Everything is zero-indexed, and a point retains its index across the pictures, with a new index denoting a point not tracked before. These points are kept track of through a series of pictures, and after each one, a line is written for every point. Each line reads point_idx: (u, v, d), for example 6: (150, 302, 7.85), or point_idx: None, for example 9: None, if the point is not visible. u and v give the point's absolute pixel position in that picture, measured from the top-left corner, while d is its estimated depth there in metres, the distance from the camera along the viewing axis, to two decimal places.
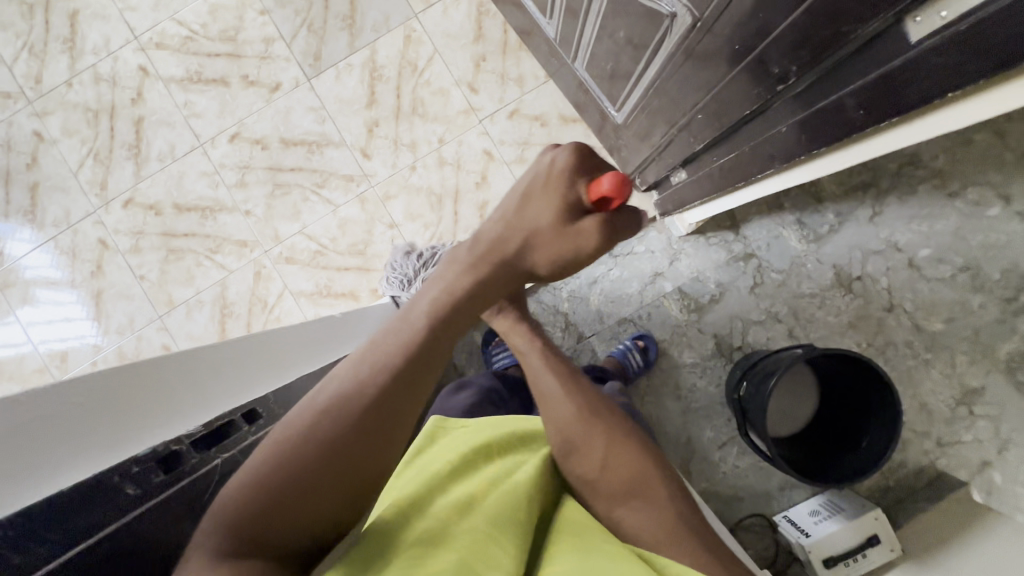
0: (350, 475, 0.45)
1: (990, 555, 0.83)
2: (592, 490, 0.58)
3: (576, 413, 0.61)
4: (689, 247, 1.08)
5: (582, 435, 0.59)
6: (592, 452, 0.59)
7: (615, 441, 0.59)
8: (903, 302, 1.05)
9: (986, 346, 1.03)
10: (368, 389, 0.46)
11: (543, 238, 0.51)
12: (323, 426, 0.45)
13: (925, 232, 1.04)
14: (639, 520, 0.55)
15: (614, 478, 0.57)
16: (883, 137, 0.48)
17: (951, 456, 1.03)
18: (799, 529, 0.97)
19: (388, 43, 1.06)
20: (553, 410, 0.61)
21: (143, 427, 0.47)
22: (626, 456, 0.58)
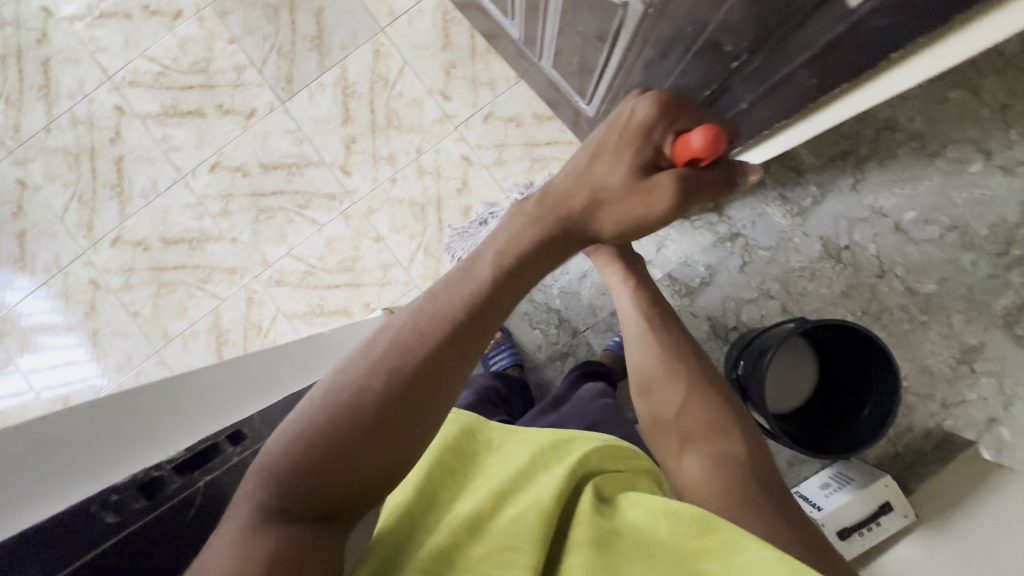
0: (404, 436, 0.41)
1: (1005, 515, 0.83)
2: (665, 433, 0.57)
3: (657, 359, 0.60)
4: (675, 232, 1.08)
5: (661, 374, 0.60)
6: (668, 395, 0.58)
7: (694, 388, 0.58)
8: (894, 266, 1.05)
9: (981, 303, 1.03)
10: (432, 337, 0.42)
11: (614, 193, 0.49)
12: (380, 378, 0.41)
13: (909, 195, 1.04)
14: (706, 463, 0.53)
15: (687, 427, 0.56)
16: (857, 93, 0.50)
17: (958, 417, 1.03)
18: (811, 503, 0.97)
19: (358, 59, 1.07)
20: (633, 351, 0.63)
21: (126, 453, 0.45)
22: (704, 406, 0.57)
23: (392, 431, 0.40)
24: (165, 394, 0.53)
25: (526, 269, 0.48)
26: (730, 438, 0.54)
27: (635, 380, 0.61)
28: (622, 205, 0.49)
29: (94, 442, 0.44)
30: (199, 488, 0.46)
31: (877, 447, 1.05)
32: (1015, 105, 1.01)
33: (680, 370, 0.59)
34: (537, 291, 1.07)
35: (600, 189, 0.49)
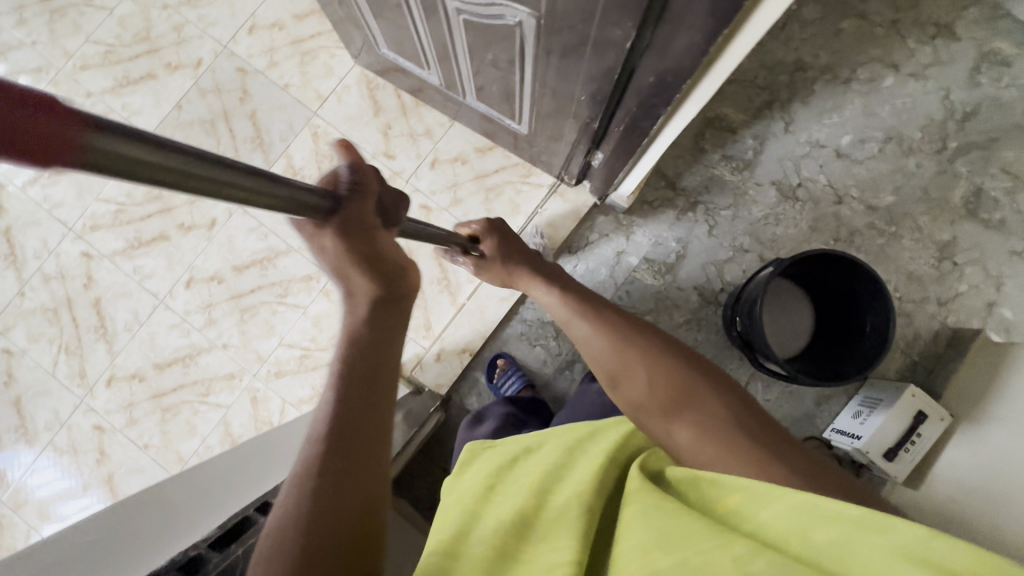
0: (349, 536, 0.39)
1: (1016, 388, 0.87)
2: (646, 415, 0.56)
3: (609, 340, 0.64)
4: (638, 217, 1.11)
5: (621, 360, 0.62)
6: (633, 370, 0.60)
7: (652, 355, 0.61)
8: (849, 190, 1.09)
9: (939, 200, 1.08)
10: (336, 452, 0.42)
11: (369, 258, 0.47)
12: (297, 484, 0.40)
13: (839, 121, 1.10)
14: (697, 426, 0.53)
15: (663, 399, 0.56)
16: (746, 35, 0.55)
17: (958, 310, 1.06)
18: (850, 435, 0.97)
19: (300, 146, 1.12)
20: (590, 347, 0.66)
21: (158, 538, 0.47)
22: (670, 372, 0.59)
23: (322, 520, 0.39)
24: (195, 486, 0.57)
25: (379, 361, 0.48)
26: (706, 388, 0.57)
27: (600, 373, 0.63)
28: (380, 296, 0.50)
29: (127, 536, 0.48)
30: (237, 556, 0.44)
31: (895, 362, 1.06)
32: (903, 17, 1.10)
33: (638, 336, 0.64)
34: (526, 309, 1.08)
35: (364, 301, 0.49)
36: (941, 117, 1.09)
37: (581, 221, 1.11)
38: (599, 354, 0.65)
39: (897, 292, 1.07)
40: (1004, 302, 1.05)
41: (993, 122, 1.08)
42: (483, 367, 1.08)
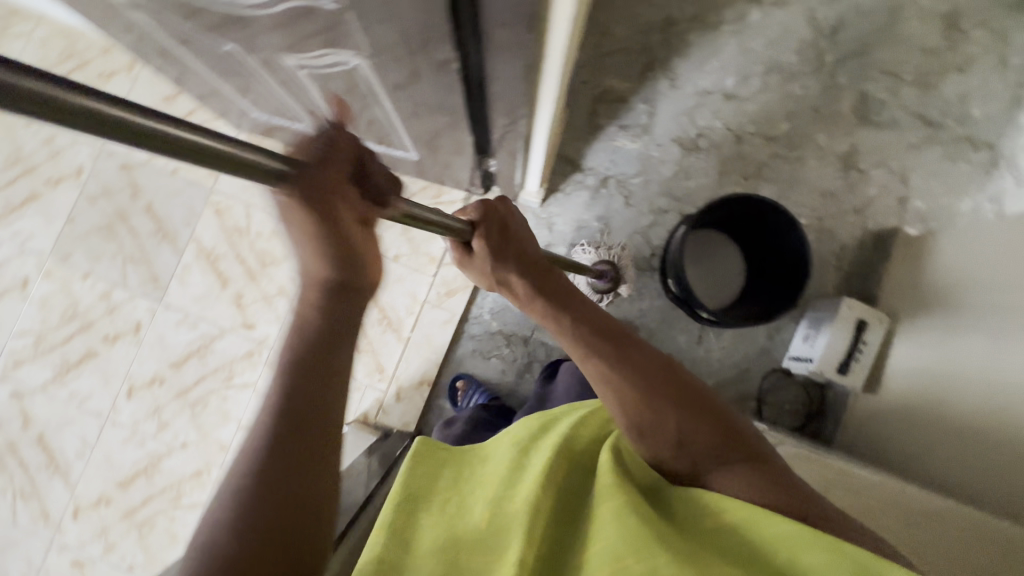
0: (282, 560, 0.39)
1: (948, 281, 0.93)
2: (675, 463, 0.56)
3: (641, 391, 0.56)
4: (554, 207, 1.12)
5: (653, 414, 0.55)
6: (660, 420, 0.55)
7: (685, 404, 0.55)
8: (746, 128, 1.12)
9: (830, 115, 1.12)
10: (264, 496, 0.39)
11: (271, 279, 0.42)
12: (218, 535, 0.37)
13: (720, 65, 1.13)
14: (733, 482, 0.52)
15: (697, 453, 0.55)
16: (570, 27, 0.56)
17: (874, 213, 1.10)
18: (804, 359, 1.01)
19: (206, 226, 1.10)
20: (614, 397, 0.56)
21: None
22: (704, 423, 0.55)
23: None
24: None
25: (314, 365, 0.43)
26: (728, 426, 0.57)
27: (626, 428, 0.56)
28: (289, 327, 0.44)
29: None
30: None
31: (831, 278, 1.09)
32: None
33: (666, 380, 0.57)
34: (472, 325, 1.08)
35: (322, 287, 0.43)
36: (812, 36, 1.12)
37: None
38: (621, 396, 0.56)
39: (815, 212, 1.10)
40: (914, 194, 1.10)
41: (860, 29, 1.12)
42: (445, 392, 1.07)
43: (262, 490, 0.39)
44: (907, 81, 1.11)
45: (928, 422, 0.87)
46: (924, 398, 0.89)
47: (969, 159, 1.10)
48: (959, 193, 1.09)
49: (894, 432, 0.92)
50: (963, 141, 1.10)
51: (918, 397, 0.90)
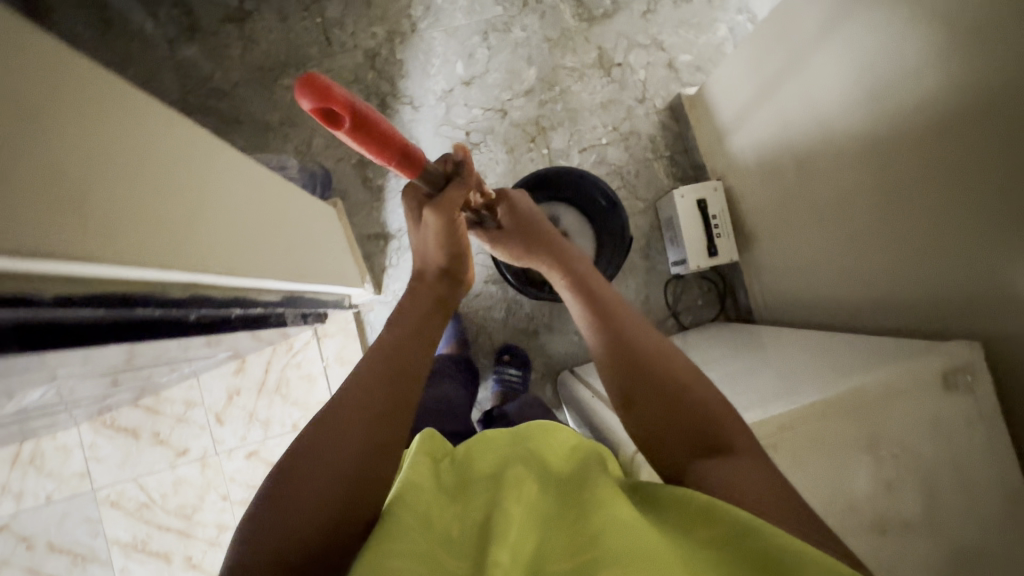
0: (341, 492, 0.38)
1: (735, 120, 0.94)
2: (671, 440, 0.47)
3: (653, 349, 0.53)
4: (394, 283, 1.07)
5: (659, 374, 0.51)
6: (651, 383, 0.51)
7: (689, 379, 0.50)
8: (503, 96, 1.09)
9: (563, 34, 1.09)
10: (357, 430, 0.41)
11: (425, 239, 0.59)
12: (316, 447, 0.40)
13: (442, 60, 1.09)
14: (745, 470, 0.42)
15: (696, 429, 0.47)
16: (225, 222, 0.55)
17: (655, 93, 1.09)
18: (680, 262, 1.01)
19: (114, 523, 1.05)
20: (622, 349, 0.54)
21: None
22: (709, 400, 0.48)
23: (287, 491, 0.38)
24: None
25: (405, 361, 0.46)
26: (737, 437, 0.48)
27: (626, 376, 0.52)
28: (418, 283, 0.57)
29: None
30: None
31: (661, 171, 1.09)
32: None
33: (669, 360, 0.52)
34: None
35: (435, 269, 0.59)
36: None
37: (361, 333, 1.07)
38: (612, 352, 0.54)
39: (610, 126, 1.09)
40: (677, 52, 1.10)
41: None
42: None
43: (352, 414, 0.41)
44: None
45: (799, 259, 0.86)
46: (785, 231, 0.88)
47: None
48: (710, 26, 1.10)
49: (787, 269, 0.91)
50: None
51: (782, 231, 0.89)
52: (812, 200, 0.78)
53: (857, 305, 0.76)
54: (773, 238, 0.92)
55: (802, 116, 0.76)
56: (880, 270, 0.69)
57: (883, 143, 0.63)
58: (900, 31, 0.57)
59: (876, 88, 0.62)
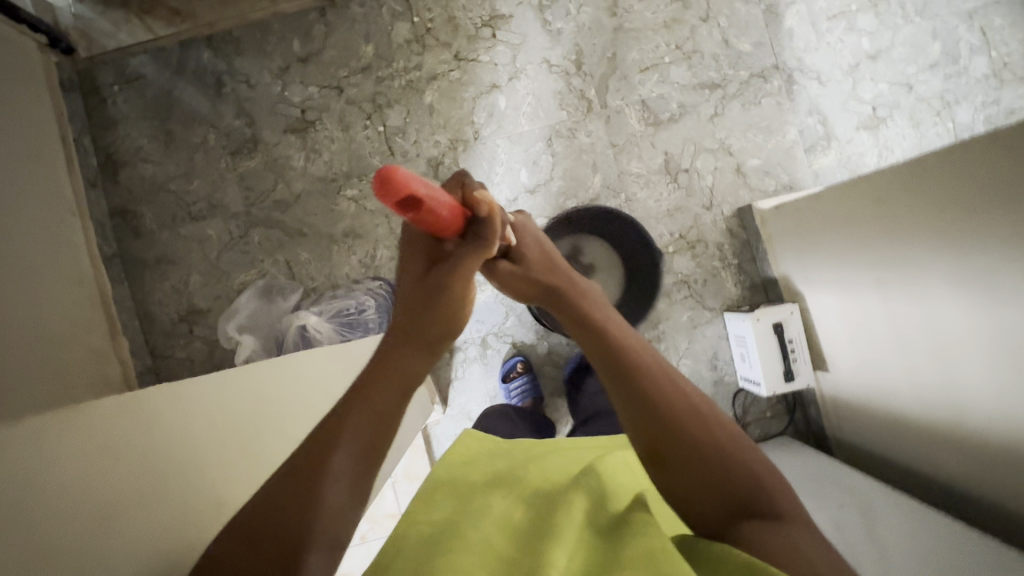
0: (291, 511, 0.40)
1: (818, 247, 0.92)
2: (707, 490, 0.49)
3: (686, 400, 0.50)
4: (460, 397, 1.06)
5: (695, 427, 0.50)
6: (687, 444, 0.49)
7: (724, 435, 0.50)
8: (566, 204, 1.07)
9: (628, 140, 1.07)
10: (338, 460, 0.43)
11: (427, 305, 0.47)
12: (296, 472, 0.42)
13: (505, 168, 1.07)
14: (782, 539, 0.45)
15: (735, 485, 0.48)
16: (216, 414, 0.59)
17: (722, 198, 1.07)
18: (753, 381, 1.01)
19: None
20: (655, 394, 0.50)
21: None
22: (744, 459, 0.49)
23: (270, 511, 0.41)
24: None
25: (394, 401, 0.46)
26: (772, 485, 0.49)
27: (660, 432, 0.50)
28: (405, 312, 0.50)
29: None
30: None
31: (728, 280, 1.07)
32: (459, 46, 1.08)
33: (707, 420, 0.50)
34: None
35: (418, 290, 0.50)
36: (564, 83, 1.08)
37: (428, 446, 1.06)
38: (653, 402, 0.50)
39: (677, 234, 1.07)
40: (746, 156, 1.07)
41: (598, 45, 1.08)
42: None
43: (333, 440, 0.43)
44: (669, 61, 1.08)
45: (884, 406, 0.85)
46: (883, 378, 0.84)
47: (767, 91, 1.07)
48: (779, 129, 1.07)
49: (866, 418, 0.91)
50: (753, 79, 1.07)
51: (854, 337, 0.89)
52: (897, 325, 0.79)
53: (952, 473, 0.75)
54: (843, 340, 0.92)
55: (889, 252, 0.77)
56: (960, 422, 0.71)
57: (977, 290, 0.64)
58: (1005, 202, 0.58)
59: (965, 237, 0.64)
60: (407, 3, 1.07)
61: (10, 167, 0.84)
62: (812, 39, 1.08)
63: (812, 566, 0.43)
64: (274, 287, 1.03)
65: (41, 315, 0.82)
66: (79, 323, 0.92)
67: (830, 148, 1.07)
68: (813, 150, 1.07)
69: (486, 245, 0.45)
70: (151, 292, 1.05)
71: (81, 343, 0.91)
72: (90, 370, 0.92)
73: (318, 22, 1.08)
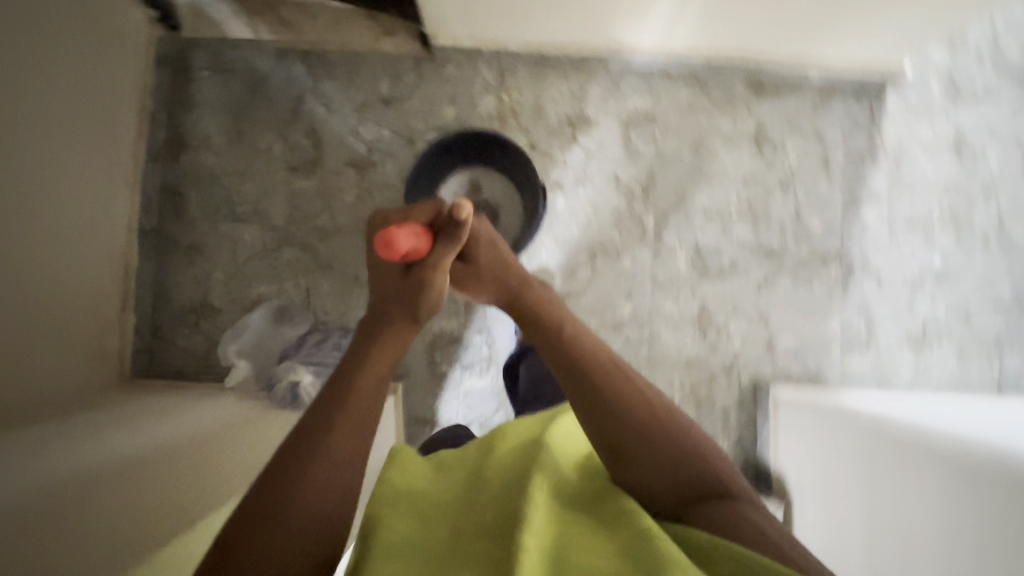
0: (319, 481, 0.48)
1: (818, 464, 0.90)
2: (663, 481, 0.53)
3: (634, 396, 0.55)
4: None
5: (646, 423, 0.55)
6: (643, 443, 0.54)
7: (670, 428, 0.55)
8: (590, 320, 1.06)
9: (670, 278, 1.06)
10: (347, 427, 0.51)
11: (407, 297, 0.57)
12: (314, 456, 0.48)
13: (542, 266, 1.06)
14: (731, 520, 0.50)
15: (682, 471, 0.54)
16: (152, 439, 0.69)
17: (743, 365, 1.05)
18: None
19: None
20: (609, 397, 0.55)
21: None
22: (688, 444, 0.55)
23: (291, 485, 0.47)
24: None
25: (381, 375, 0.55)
26: (712, 463, 0.55)
27: (616, 437, 0.54)
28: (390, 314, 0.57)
29: None
30: None
31: (723, 447, 1.05)
32: (537, 136, 1.07)
33: (657, 409, 0.56)
34: None
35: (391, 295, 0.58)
36: (625, 204, 1.07)
37: None
38: (614, 402, 0.55)
39: (687, 387, 1.05)
40: (780, 333, 1.05)
41: (671, 178, 1.07)
42: None
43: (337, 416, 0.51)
44: (735, 216, 1.07)
45: None
46: None
47: (822, 276, 1.05)
48: (822, 318, 1.05)
49: None
50: (811, 260, 1.05)
51: (822, 522, 0.87)
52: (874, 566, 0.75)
53: None
54: (803, 449, 0.93)
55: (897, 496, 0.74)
56: None
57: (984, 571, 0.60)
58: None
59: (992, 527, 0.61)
60: (501, 79, 1.08)
61: (75, 141, 0.88)
62: (883, 239, 1.06)
63: (762, 536, 0.48)
64: (287, 312, 1.03)
65: (62, 286, 0.87)
66: (95, 296, 0.96)
67: (867, 353, 1.04)
68: (848, 349, 1.05)
69: (452, 244, 0.55)
70: (171, 273, 1.07)
71: (91, 314, 0.95)
72: (92, 339, 0.95)
73: (412, 70, 1.09)
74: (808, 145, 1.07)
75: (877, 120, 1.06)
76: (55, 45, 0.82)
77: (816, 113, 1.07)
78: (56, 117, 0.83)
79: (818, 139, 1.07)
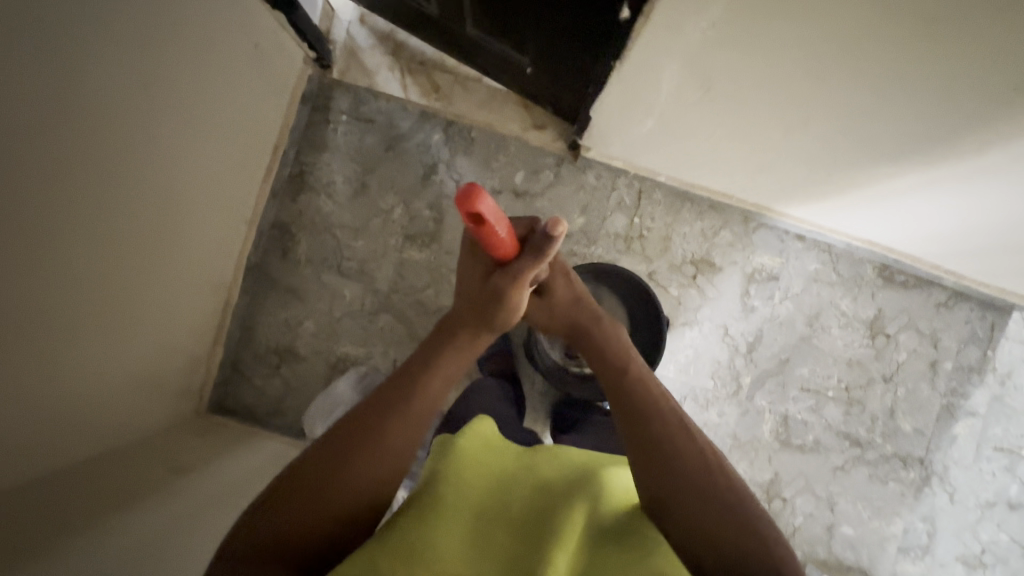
0: (365, 462, 0.50)
1: None
2: (704, 538, 0.48)
3: (693, 446, 0.54)
4: None
5: (700, 475, 0.52)
6: (692, 497, 0.50)
7: (726, 493, 0.50)
8: None
9: (751, 441, 1.05)
10: (406, 412, 0.54)
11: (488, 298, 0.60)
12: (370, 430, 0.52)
13: None
14: None
15: (733, 540, 0.47)
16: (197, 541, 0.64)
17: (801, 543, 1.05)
18: None
19: None
20: (663, 436, 0.55)
21: None
22: (748, 521, 0.48)
23: (345, 452, 0.50)
24: None
25: (455, 367, 0.60)
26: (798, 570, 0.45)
27: (658, 481, 0.52)
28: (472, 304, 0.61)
29: None
30: None
31: None
32: (658, 268, 1.06)
33: (719, 474, 0.52)
34: None
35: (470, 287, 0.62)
36: (727, 356, 1.06)
37: None
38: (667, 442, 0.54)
39: None
40: (843, 520, 1.05)
41: (778, 342, 1.06)
42: None
43: (398, 394, 0.55)
44: (830, 397, 1.06)
45: None
46: None
47: (899, 477, 1.05)
48: (888, 517, 1.05)
49: None
50: (892, 458, 1.05)
51: None
52: None
53: None
54: None
55: None
56: None
57: None
58: None
59: None
60: (637, 201, 1.05)
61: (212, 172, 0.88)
62: (968, 455, 1.06)
63: None
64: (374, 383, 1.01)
65: (166, 318, 0.87)
66: (194, 329, 0.95)
67: (922, 561, 1.05)
68: (905, 553, 1.05)
69: (538, 258, 0.58)
70: (264, 311, 1.06)
71: (180, 349, 0.93)
72: (178, 374, 0.94)
73: (551, 168, 1.06)
74: (921, 344, 1.05)
75: (995, 337, 1.05)
76: (208, 89, 0.80)
77: (937, 315, 1.05)
78: (194, 156, 0.82)
79: (932, 341, 1.05)
